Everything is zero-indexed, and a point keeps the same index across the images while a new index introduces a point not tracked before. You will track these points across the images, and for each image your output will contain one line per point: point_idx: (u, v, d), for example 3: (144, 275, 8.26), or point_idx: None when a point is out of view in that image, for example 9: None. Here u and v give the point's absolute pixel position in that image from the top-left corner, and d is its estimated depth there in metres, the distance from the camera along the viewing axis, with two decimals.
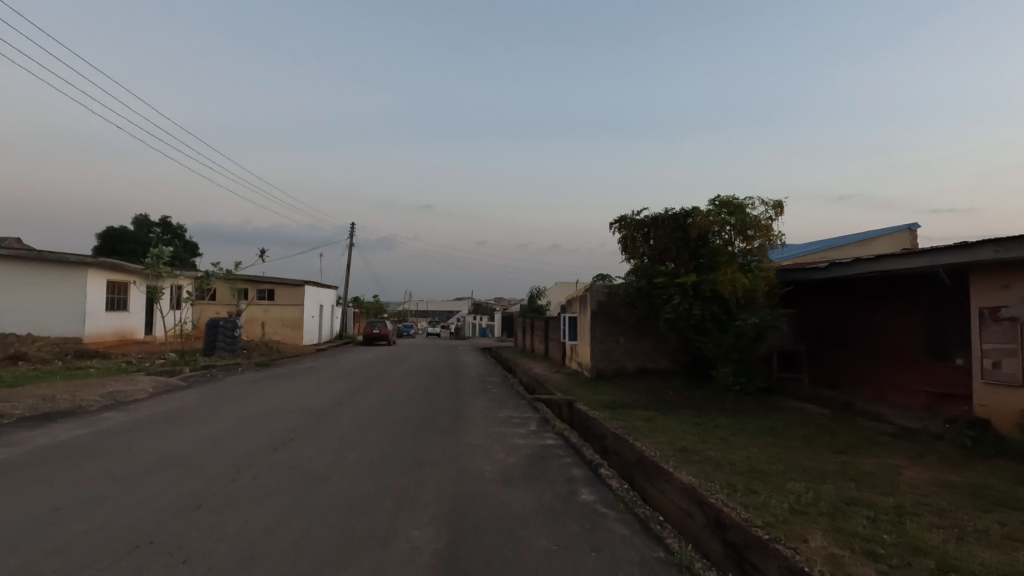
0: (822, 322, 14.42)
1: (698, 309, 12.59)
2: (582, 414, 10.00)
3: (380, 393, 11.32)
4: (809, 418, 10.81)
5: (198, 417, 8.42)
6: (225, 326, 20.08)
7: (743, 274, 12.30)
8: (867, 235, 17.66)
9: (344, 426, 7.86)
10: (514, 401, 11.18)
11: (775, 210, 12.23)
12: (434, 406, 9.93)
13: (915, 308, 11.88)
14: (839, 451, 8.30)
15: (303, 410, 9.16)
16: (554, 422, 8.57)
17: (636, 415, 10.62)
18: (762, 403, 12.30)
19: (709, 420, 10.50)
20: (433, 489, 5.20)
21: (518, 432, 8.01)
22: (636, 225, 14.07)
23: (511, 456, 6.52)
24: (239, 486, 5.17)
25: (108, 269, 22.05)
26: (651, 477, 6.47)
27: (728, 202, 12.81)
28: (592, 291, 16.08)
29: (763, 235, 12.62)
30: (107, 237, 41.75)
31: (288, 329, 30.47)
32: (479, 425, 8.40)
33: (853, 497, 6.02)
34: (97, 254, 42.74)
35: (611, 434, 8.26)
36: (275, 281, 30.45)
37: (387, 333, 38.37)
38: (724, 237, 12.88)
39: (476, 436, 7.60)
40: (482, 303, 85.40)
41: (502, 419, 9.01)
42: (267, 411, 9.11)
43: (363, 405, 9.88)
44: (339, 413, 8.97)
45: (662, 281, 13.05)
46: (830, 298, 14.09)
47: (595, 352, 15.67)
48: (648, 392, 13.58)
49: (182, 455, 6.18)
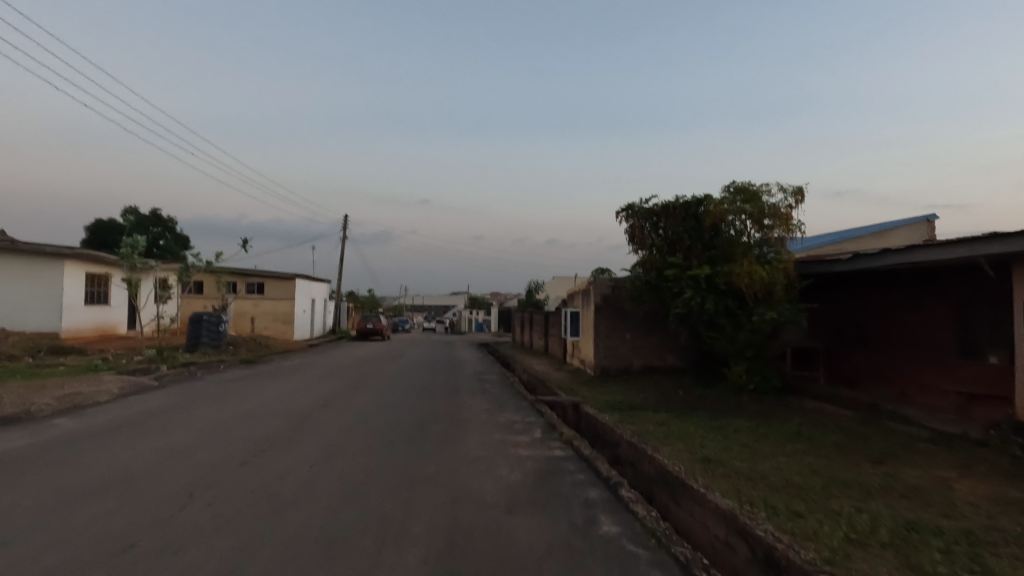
0: (841, 318, 13.62)
1: (712, 304, 11.74)
2: (591, 416, 9.14)
3: (370, 395, 10.44)
4: (834, 422, 10.00)
5: (164, 422, 7.58)
6: (209, 321, 19.12)
7: (760, 266, 11.43)
8: (884, 226, 16.84)
9: (325, 436, 7.00)
10: (516, 403, 10.30)
11: (795, 197, 11.37)
12: (428, 410, 9.07)
13: (947, 303, 11.08)
14: (877, 460, 7.49)
15: (283, 414, 8.30)
16: (560, 428, 7.70)
17: (648, 418, 9.80)
18: (780, 404, 11.50)
19: (727, 423, 9.68)
20: (423, 520, 4.34)
21: (521, 440, 7.16)
22: (645, 214, 13.17)
23: (515, 472, 5.68)
24: (187, 517, 4.31)
25: (88, 261, 21.03)
26: (677, 496, 5.62)
27: (744, 188, 11.89)
28: (596, 285, 15.21)
29: (783, 224, 11.74)
30: (96, 229, 40.46)
31: (279, 324, 29.50)
32: (478, 432, 7.54)
33: (914, 521, 5.20)
34: (85, 246, 41.51)
35: (624, 442, 7.42)
36: (265, 274, 29.43)
37: (382, 327, 37.45)
38: (740, 226, 11.98)
39: (475, 446, 6.73)
40: (478, 297, 84.29)
41: (503, 425, 8.14)
42: (241, 415, 8.26)
43: (349, 409, 9.03)
44: (322, 419, 8.11)
45: (673, 274, 12.19)
46: (852, 292, 13.27)
47: (599, 349, 14.84)
48: (656, 392, 12.78)
49: (130, 473, 5.33)
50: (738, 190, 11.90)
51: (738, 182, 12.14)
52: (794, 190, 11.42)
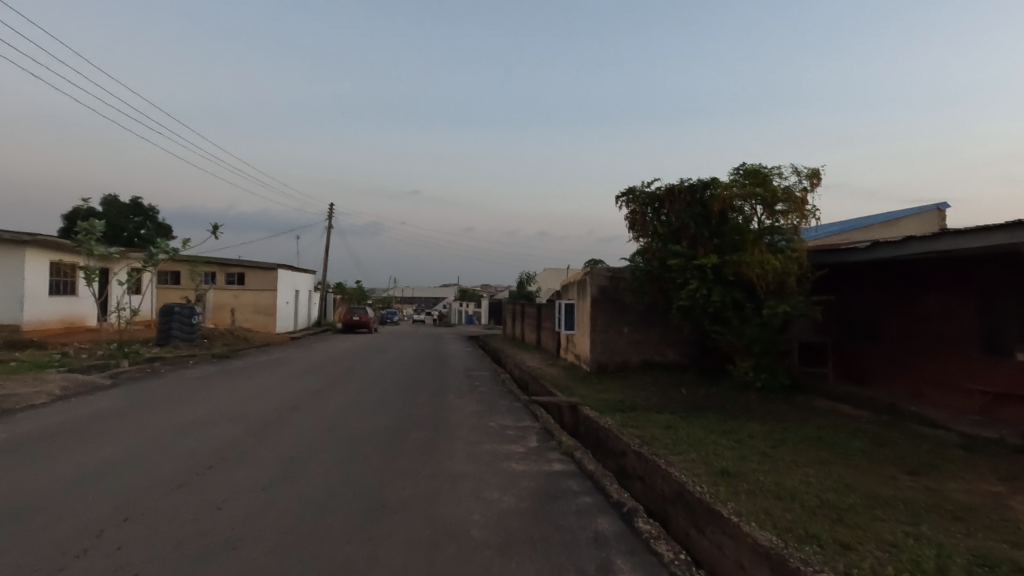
0: (855, 311, 12.78)
1: (719, 296, 10.88)
2: (590, 419, 8.25)
3: (347, 397, 9.46)
4: (854, 424, 9.19)
5: (103, 429, 6.58)
6: (181, 313, 17.98)
7: (772, 255, 10.58)
8: (894, 214, 16.06)
9: (287, 449, 6.04)
10: (507, 404, 9.39)
11: (810, 179, 10.52)
12: (410, 415, 8.12)
13: (971, 295, 10.30)
14: (912, 472, 6.67)
15: (245, 420, 7.33)
16: (558, 436, 6.78)
17: (652, 421, 8.94)
18: (791, 404, 10.71)
19: (738, 427, 8.84)
20: (387, 571, 3.41)
21: (515, 451, 6.23)
22: (647, 198, 12.29)
23: (508, 496, 4.76)
24: (83, 566, 3.37)
25: (53, 250, 19.71)
26: (699, 522, 4.75)
27: (754, 170, 11.02)
28: (592, 276, 14.34)
29: (797, 210, 10.88)
30: (71, 219, 38.95)
31: (260, 316, 28.30)
32: (465, 441, 6.60)
33: (984, 554, 4.36)
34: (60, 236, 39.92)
35: (631, 452, 6.53)
36: (245, 264, 28.16)
37: (368, 320, 36.30)
38: (749, 212, 11.12)
39: (461, 460, 5.80)
40: (469, 289, 83.12)
41: (493, 431, 7.21)
42: (197, 420, 7.27)
43: (322, 413, 8.08)
44: (288, 426, 7.14)
45: (677, 264, 11.31)
46: (866, 283, 12.45)
47: (596, 344, 13.96)
48: (657, 390, 11.97)
49: (34, 500, 4.35)
50: (748, 173, 11.01)
51: (748, 164, 11.24)
52: (809, 172, 10.56)
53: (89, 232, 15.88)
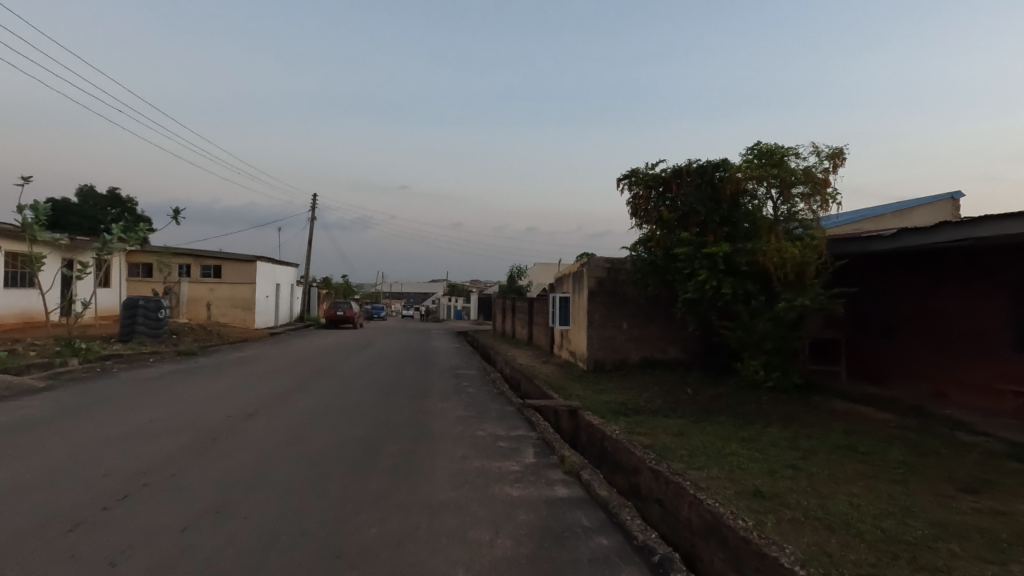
0: (872, 305, 11.85)
1: (730, 288, 9.93)
2: (593, 426, 7.21)
3: (315, 402, 8.36)
4: (883, 430, 8.30)
5: (12, 445, 5.47)
6: (146, 307, 16.69)
7: (790, 243, 9.61)
8: (906, 203, 15.23)
9: (230, 470, 4.98)
10: (498, 409, 8.33)
11: (832, 159, 9.54)
12: (387, 423, 7.06)
13: (1003, 287, 9.40)
14: (969, 489, 5.76)
15: (189, 431, 6.24)
16: (559, 449, 5.76)
17: (661, 428, 7.96)
18: (808, 406, 9.80)
19: (757, 434, 7.89)
20: None
21: (509, 470, 5.18)
22: (652, 181, 11.28)
23: (502, 536, 3.73)
24: None
25: (8, 239, 18.29)
26: (745, 567, 3.76)
27: (770, 150, 10.04)
28: (589, 267, 13.33)
29: (817, 194, 9.87)
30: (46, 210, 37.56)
31: (238, 311, 26.98)
32: (448, 457, 5.54)
33: None
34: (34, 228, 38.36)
35: (645, 469, 5.52)
36: (222, 257, 26.75)
37: (353, 315, 35.06)
38: (764, 197, 10.14)
39: (443, 484, 4.76)
40: (458, 284, 81.81)
41: (482, 443, 6.17)
42: (132, 431, 6.17)
43: (284, 421, 7.00)
44: (239, 439, 6.06)
45: (685, 253, 10.33)
46: (885, 275, 11.51)
47: (593, 340, 12.99)
48: (661, 390, 11.02)
49: None
50: (763, 153, 10.02)
51: (762, 143, 10.25)
52: (831, 152, 9.60)
53: (34, 217, 14.50)
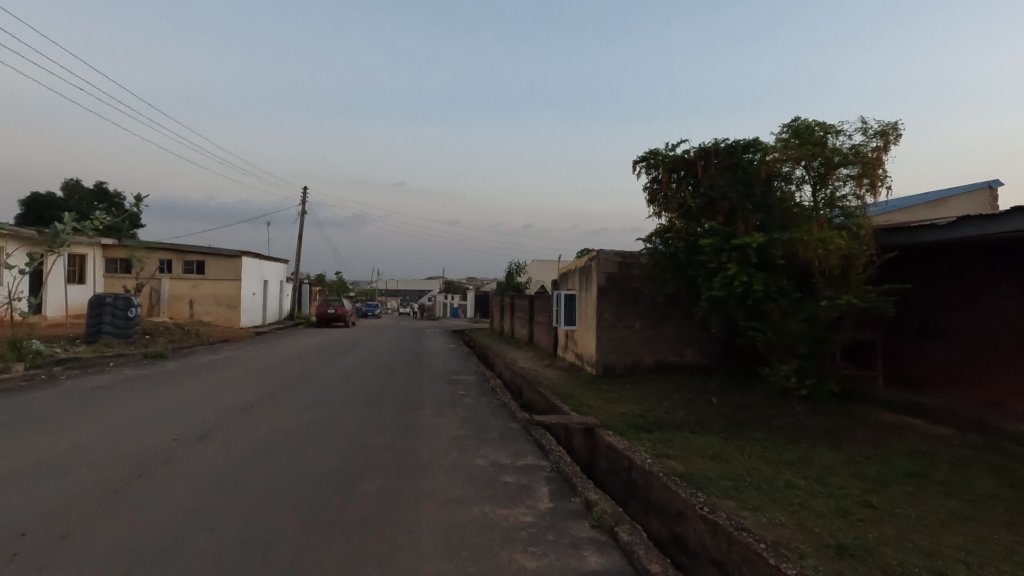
0: (914, 303, 10.60)
1: (763, 283, 8.66)
2: (616, 451, 5.96)
3: (283, 418, 7.09)
4: (951, 449, 7.10)
5: None
6: (114, 305, 15.37)
7: (833, 232, 8.36)
8: (939, 193, 14.01)
9: (141, 530, 3.75)
10: (500, 426, 7.09)
11: (882, 138, 8.33)
12: (364, 448, 5.80)
13: None
14: None
15: (111, 464, 4.99)
16: (581, 490, 4.52)
17: (693, 449, 6.74)
18: (852, 418, 8.61)
19: (807, 456, 6.67)
20: None
21: (520, 523, 3.94)
22: (673, 164, 10.05)
23: None
24: None
25: None
26: None
27: (809, 127, 8.82)
28: (597, 262, 12.07)
29: (865, 179, 8.61)
30: (31, 206, 36.43)
31: (222, 308, 25.63)
32: (439, 502, 4.29)
33: None
34: (20, 224, 37.15)
35: (695, 517, 4.26)
36: (205, 252, 25.36)
37: (344, 313, 33.68)
38: (801, 181, 8.93)
39: (432, 550, 3.51)
40: (454, 281, 80.13)
41: (484, 477, 4.91)
42: (39, 465, 4.94)
43: (240, 445, 5.76)
44: (173, 474, 4.83)
45: (711, 244, 9.08)
46: (931, 270, 10.25)
47: (602, 342, 11.76)
48: (682, 400, 9.81)
49: None
50: (801, 130, 8.79)
51: (801, 120, 9.01)
52: (881, 129, 8.37)
53: None
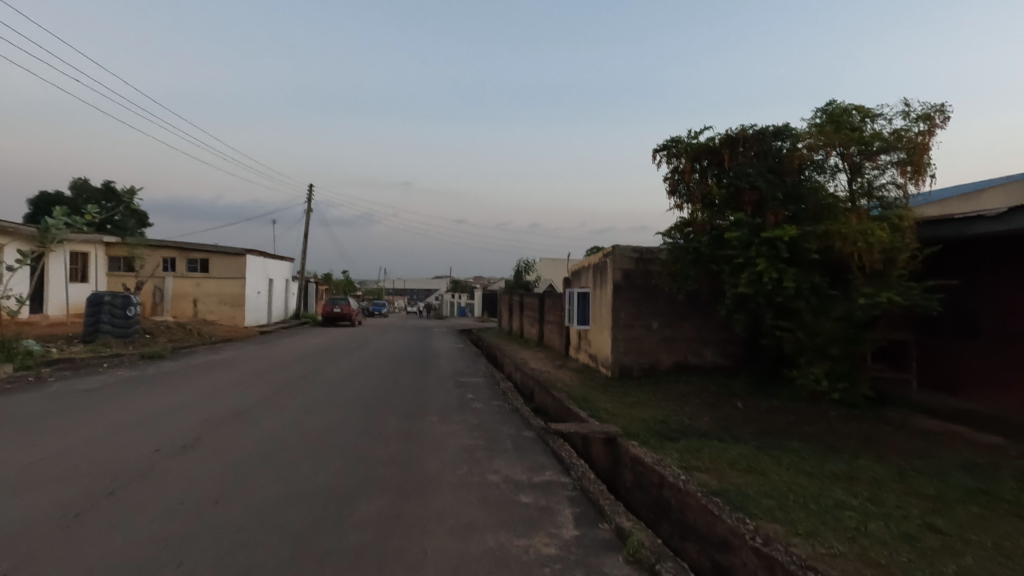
0: (954, 302, 9.90)
1: (795, 280, 8.03)
2: (643, 465, 5.36)
3: (277, 426, 6.58)
4: (1009, 461, 6.45)
5: None
6: (112, 304, 14.94)
7: (873, 224, 7.72)
8: (973, 185, 13.24)
9: (98, 562, 3.23)
10: (512, 435, 6.52)
11: (928, 121, 7.66)
12: (364, 462, 5.26)
13: None
14: None
15: (80, 480, 4.49)
16: (611, 514, 3.93)
17: (725, 460, 6.13)
18: (893, 425, 7.96)
19: (852, 469, 6.06)
20: None
21: (544, 556, 3.36)
22: (696, 152, 9.43)
23: None
24: None
25: None
26: None
27: (846, 111, 8.18)
28: (613, 258, 11.47)
29: (907, 167, 7.95)
30: (38, 205, 36.29)
31: (226, 307, 25.26)
32: (448, 529, 3.73)
33: None
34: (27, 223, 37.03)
35: (746, 549, 3.66)
36: (209, 250, 24.96)
37: (350, 311, 33.23)
38: (836, 170, 8.30)
39: None
40: (461, 280, 79.61)
41: (499, 497, 4.34)
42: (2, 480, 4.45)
43: (227, 457, 5.24)
44: (148, 491, 4.31)
45: (738, 237, 8.46)
46: (974, 265, 9.55)
47: (618, 343, 11.16)
48: (705, 404, 9.20)
49: None
50: (837, 114, 8.15)
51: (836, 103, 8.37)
52: (926, 111, 7.70)
53: None
